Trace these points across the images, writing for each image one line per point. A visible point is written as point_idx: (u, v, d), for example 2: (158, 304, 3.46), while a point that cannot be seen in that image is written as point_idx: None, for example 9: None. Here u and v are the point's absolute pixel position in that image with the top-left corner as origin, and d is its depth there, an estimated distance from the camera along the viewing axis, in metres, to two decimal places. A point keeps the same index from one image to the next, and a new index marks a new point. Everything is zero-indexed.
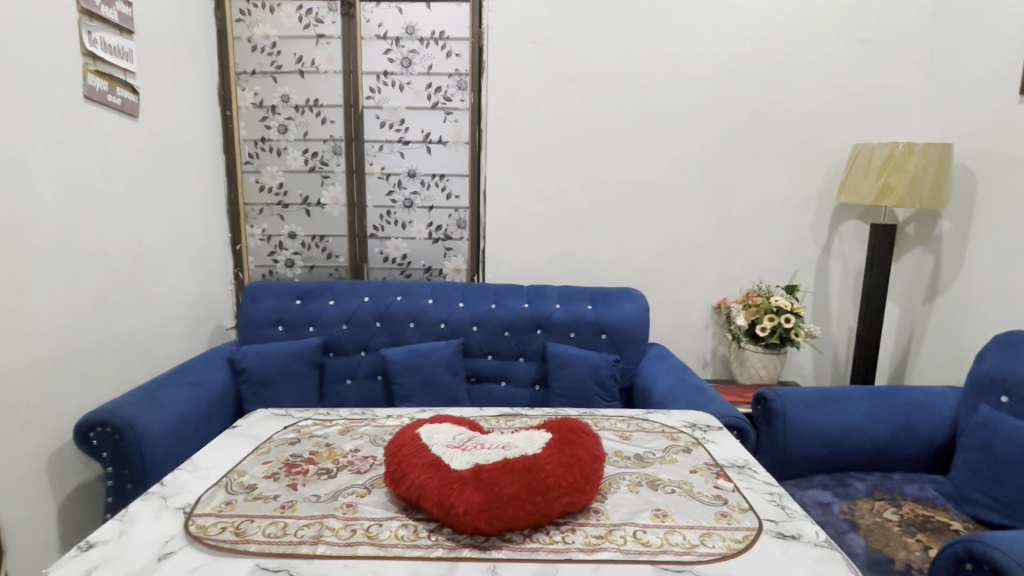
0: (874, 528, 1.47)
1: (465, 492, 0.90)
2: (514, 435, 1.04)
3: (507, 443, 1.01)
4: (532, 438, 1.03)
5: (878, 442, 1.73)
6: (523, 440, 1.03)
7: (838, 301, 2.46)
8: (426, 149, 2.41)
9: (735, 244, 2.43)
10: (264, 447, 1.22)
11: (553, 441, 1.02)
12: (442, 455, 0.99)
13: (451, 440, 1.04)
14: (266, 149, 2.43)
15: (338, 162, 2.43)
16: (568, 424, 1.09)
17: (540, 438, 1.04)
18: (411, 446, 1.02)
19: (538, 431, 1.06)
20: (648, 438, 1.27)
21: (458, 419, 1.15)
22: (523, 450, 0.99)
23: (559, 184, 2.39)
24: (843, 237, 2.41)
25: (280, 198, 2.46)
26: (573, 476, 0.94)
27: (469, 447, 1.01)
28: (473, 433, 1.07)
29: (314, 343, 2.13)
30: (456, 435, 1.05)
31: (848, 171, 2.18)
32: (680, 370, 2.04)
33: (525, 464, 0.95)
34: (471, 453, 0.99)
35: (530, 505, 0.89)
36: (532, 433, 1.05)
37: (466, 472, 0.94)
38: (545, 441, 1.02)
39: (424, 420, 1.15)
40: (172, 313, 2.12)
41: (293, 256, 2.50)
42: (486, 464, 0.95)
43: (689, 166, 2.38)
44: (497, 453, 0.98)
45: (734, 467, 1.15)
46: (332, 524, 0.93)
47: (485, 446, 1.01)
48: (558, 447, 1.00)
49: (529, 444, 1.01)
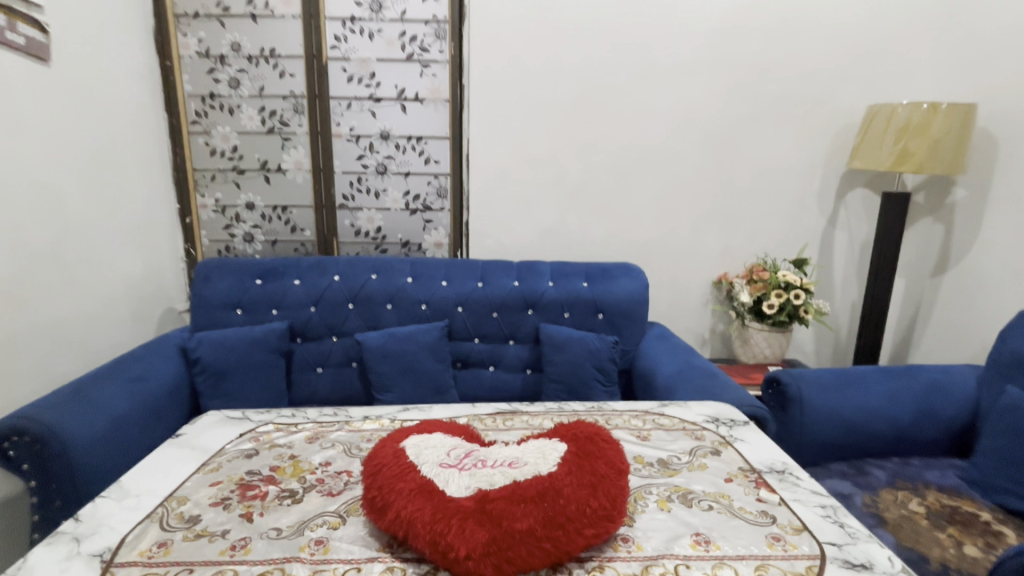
0: (901, 523, 1.36)
1: (467, 532, 0.71)
2: (522, 449, 0.85)
3: (513, 460, 0.82)
4: (543, 452, 0.84)
5: (899, 427, 1.62)
6: (531, 455, 0.83)
7: (843, 275, 2.33)
8: (401, 108, 2.14)
9: (738, 215, 2.26)
10: (212, 464, 1.00)
11: (568, 455, 0.83)
12: (433, 478, 0.79)
13: (444, 456, 0.84)
14: (215, 106, 2.12)
15: (300, 121, 2.14)
16: (584, 431, 0.90)
17: (553, 449, 0.85)
18: (394, 466, 0.82)
19: (549, 441, 0.87)
20: (670, 438, 1.10)
21: (451, 425, 0.95)
22: (533, 468, 0.80)
23: (550, 148, 2.16)
24: (850, 207, 2.25)
25: (234, 163, 2.17)
26: (597, 503, 0.76)
27: (466, 465, 0.81)
28: (470, 446, 0.88)
29: (279, 329, 1.89)
30: (449, 449, 0.86)
31: (862, 133, 2.01)
32: (685, 352, 1.88)
33: (539, 490, 0.76)
34: (470, 474, 0.79)
35: (549, 544, 0.72)
36: (542, 445, 0.86)
37: (466, 503, 0.75)
38: (558, 455, 0.83)
39: (408, 428, 0.95)
40: (110, 297, 1.84)
41: (252, 230, 2.23)
42: (489, 491, 0.76)
43: (692, 129, 2.17)
44: (502, 475, 0.79)
45: (773, 472, 0.99)
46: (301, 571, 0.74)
47: (487, 464, 0.82)
48: (576, 463, 0.82)
49: (540, 460, 0.82)
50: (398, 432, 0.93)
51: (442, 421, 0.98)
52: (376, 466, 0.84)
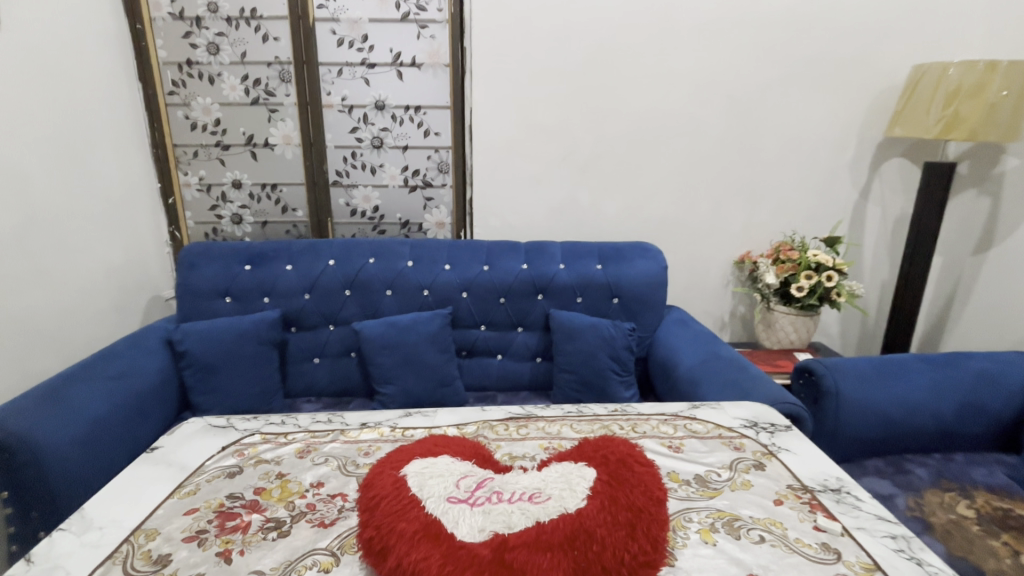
0: (950, 529, 1.26)
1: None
2: (544, 477, 0.77)
3: (533, 493, 0.74)
4: (569, 482, 0.75)
5: (941, 421, 1.51)
6: (556, 487, 0.75)
7: (873, 253, 2.18)
8: (397, 74, 1.95)
9: (763, 189, 2.09)
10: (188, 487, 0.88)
11: (598, 487, 0.74)
12: (441, 516, 0.70)
13: (453, 488, 0.75)
14: (193, 75, 1.93)
15: (287, 91, 1.96)
16: (616, 453, 0.80)
17: (579, 477, 0.76)
18: (394, 500, 0.72)
19: (574, 467, 0.78)
20: (706, 449, 0.98)
21: (460, 443, 0.85)
22: (559, 504, 0.72)
23: (560, 117, 1.98)
24: (885, 178, 2.08)
25: (217, 138, 2.00)
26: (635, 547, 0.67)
27: (479, 500, 0.73)
28: (483, 473, 0.79)
29: (271, 318, 1.76)
30: (458, 478, 0.77)
31: (907, 96, 1.82)
32: (708, 339, 1.75)
33: (569, 536, 0.67)
34: (484, 513, 0.71)
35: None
36: (567, 472, 0.78)
37: (482, 552, 0.65)
38: (587, 488, 0.74)
39: (410, 444, 0.85)
40: (88, 287, 1.71)
41: (240, 210, 2.08)
42: (507, 535, 0.68)
43: (716, 95, 1.98)
44: (522, 513, 0.71)
45: (829, 491, 0.86)
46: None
47: (504, 498, 0.73)
48: (608, 497, 0.72)
49: (566, 493, 0.74)
50: (399, 450, 0.83)
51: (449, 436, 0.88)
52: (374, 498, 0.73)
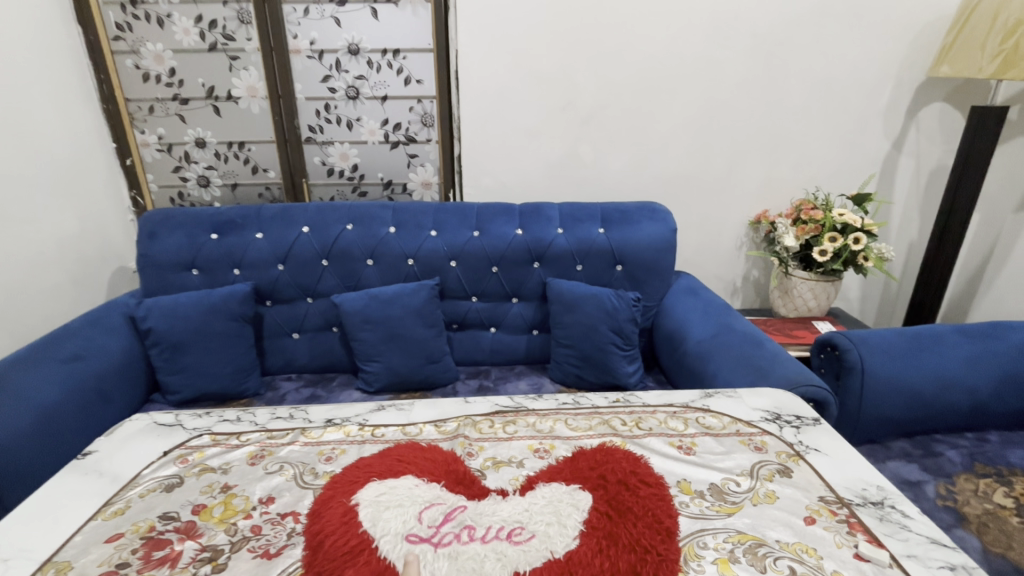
0: (986, 521, 1.14)
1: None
2: (529, 507, 0.72)
3: (513, 529, 0.69)
4: (558, 514, 0.71)
5: (977, 400, 1.37)
6: (542, 522, 0.70)
7: (902, 210, 1.98)
8: (371, 13, 1.72)
9: (785, 140, 1.88)
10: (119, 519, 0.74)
11: (591, 524, 0.70)
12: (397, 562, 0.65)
13: (413, 523, 0.69)
14: (140, 17, 1.70)
15: (248, 34, 1.73)
16: (615, 475, 0.77)
17: (571, 510, 0.72)
18: (346, 545, 0.67)
19: (563, 494, 0.74)
20: (721, 450, 0.87)
21: (427, 459, 0.80)
22: (545, 546, 0.68)
23: (558, 61, 1.75)
24: (922, 127, 1.85)
25: (174, 90, 1.79)
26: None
27: (444, 539, 0.68)
28: (454, 501, 0.73)
29: (242, 292, 1.61)
30: (420, 507, 0.71)
31: (957, 29, 1.58)
32: (719, 310, 1.60)
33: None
34: (450, 557, 0.66)
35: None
36: (557, 498, 0.73)
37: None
38: (580, 522, 0.71)
39: (365, 462, 0.78)
40: (37, 260, 1.55)
41: (206, 171, 1.89)
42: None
43: (736, 30, 1.73)
44: (497, 559, 0.66)
45: (869, 506, 0.76)
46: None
47: (477, 537, 0.68)
48: (606, 534, 0.69)
49: (554, 531, 0.69)
50: (351, 471, 0.76)
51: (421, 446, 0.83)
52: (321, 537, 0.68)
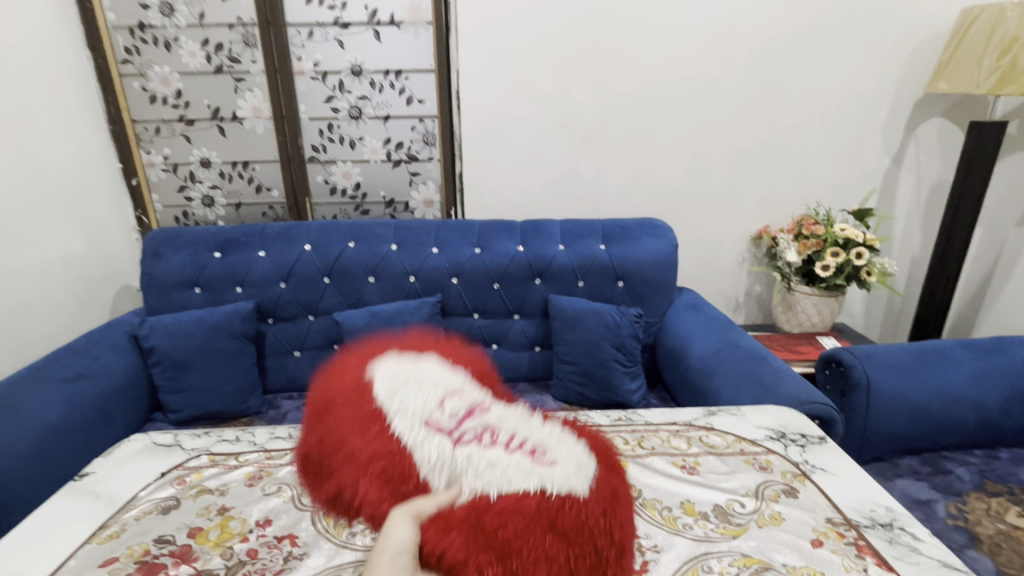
0: (1000, 541, 1.12)
1: (459, 557, 0.63)
2: (550, 437, 0.77)
3: (536, 450, 0.75)
4: (580, 463, 0.73)
5: (986, 416, 1.35)
6: (564, 457, 0.74)
7: (904, 225, 1.98)
8: (374, 35, 1.75)
9: (785, 156, 1.89)
10: (114, 542, 0.73)
11: (606, 489, 0.72)
12: (422, 449, 0.73)
13: (441, 415, 0.78)
14: (148, 40, 1.74)
15: (253, 56, 1.76)
16: (615, 466, 0.78)
17: (590, 465, 0.74)
18: (371, 433, 0.76)
19: (577, 442, 0.78)
20: (726, 470, 0.86)
21: (454, 356, 0.94)
22: (567, 482, 0.70)
23: (558, 81, 1.77)
24: (921, 142, 1.86)
25: (180, 111, 1.82)
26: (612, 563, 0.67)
27: (466, 440, 0.75)
28: (479, 408, 0.81)
29: (244, 310, 1.61)
30: (446, 401, 0.81)
31: (954, 44, 1.59)
32: (722, 326, 1.59)
33: (556, 523, 0.66)
34: (467, 450, 0.73)
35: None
36: (580, 454, 0.75)
37: (458, 511, 0.67)
38: (594, 479, 0.72)
39: (399, 348, 0.95)
40: (43, 279, 1.56)
41: (211, 191, 1.91)
42: (491, 496, 0.68)
43: (734, 49, 1.75)
44: (520, 467, 0.71)
45: (878, 528, 0.74)
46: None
47: (500, 442, 0.75)
48: (611, 504, 0.70)
49: (576, 473, 0.71)
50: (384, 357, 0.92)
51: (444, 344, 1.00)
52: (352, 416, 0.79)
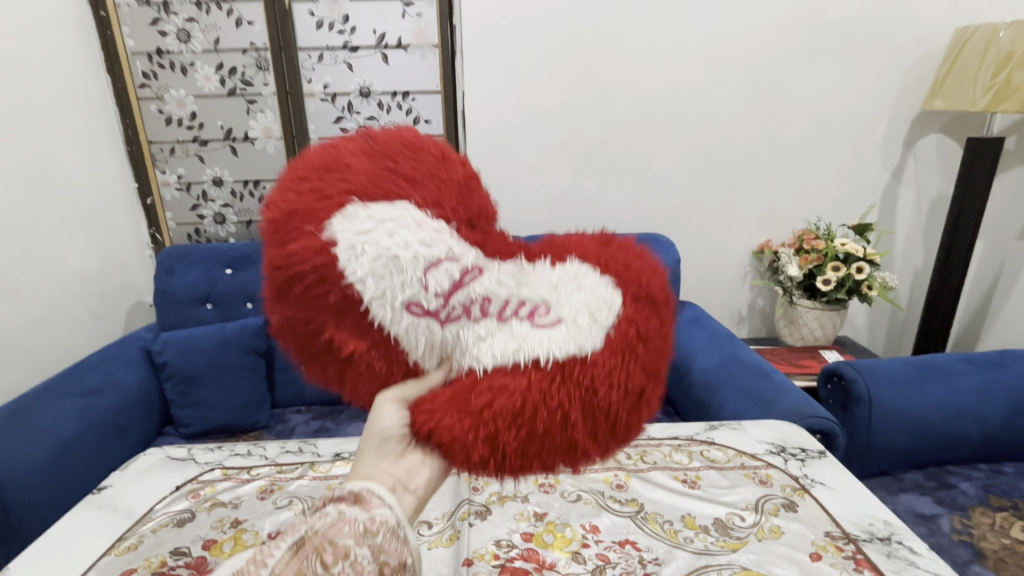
0: (1004, 556, 1.12)
1: (445, 439, 0.53)
2: (559, 284, 0.57)
3: (538, 308, 0.56)
4: (593, 309, 0.55)
5: (989, 430, 1.36)
6: (576, 311, 0.55)
7: (906, 239, 1.99)
8: (381, 58, 1.81)
9: (785, 171, 1.91)
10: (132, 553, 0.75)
11: (623, 333, 0.55)
12: (403, 337, 0.52)
13: (415, 288, 0.51)
14: (165, 65, 1.81)
15: (265, 79, 1.82)
16: (647, 290, 0.58)
17: (604, 309, 0.55)
18: (338, 325, 0.52)
19: (596, 284, 0.58)
20: (726, 484, 0.88)
21: (437, 175, 0.56)
22: (575, 338, 0.54)
23: (562, 101, 1.81)
24: (920, 157, 1.88)
25: (194, 132, 1.88)
26: (625, 419, 0.56)
27: (453, 317, 0.53)
28: (467, 256, 0.53)
29: (255, 326, 1.64)
30: (426, 269, 0.51)
31: (949, 63, 1.63)
32: (724, 340, 1.61)
33: (555, 398, 0.53)
34: (456, 333, 0.53)
35: (540, 463, 0.55)
36: (596, 300, 0.56)
37: (441, 393, 0.54)
38: (611, 325, 0.55)
39: (347, 163, 0.54)
40: (60, 296, 1.61)
41: (223, 209, 1.96)
42: (478, 373, 0.54)
43: (733, 68, 1.80)
44: (516, 341, 0.54)
45: (876, 542, 0.76)
46: (286, 552, 0.48)
47: (499, 312, 0.55)
48: (630, 349, 0.54)
49: (588, 328, 0.54)
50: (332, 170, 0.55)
51: (419, 133, 0.60)
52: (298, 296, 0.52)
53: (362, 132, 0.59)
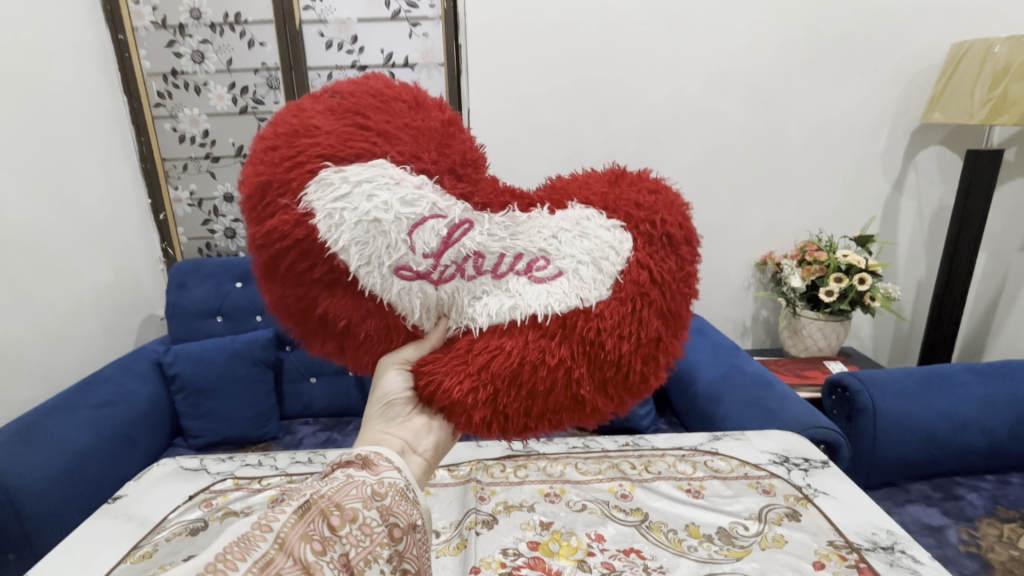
0: (1012, 568, 1.13)
1: (446, 398, 0.54)
2: (556, 233, 0.56)
3: (534, 261, 0.55)
4: (595, 254, 0.54)
5: (995, 440, 1.36)
6: (573, 261, 0.55)
7: (908, 250, 2.01)
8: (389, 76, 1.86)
9: (787, 184, 1.94)
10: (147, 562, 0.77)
11: (631, 279, 0.54)
12: (396, 302, 0.53)
13: (405, 252, 0.51)
14: (179, 85, 1.86)
15: (276, 98, 1.88)
16: (665, 228, 0.55)
17: (603, 257, 0.54)
18: (332, 297, 0.52)
19: (598, 226, 0.55)
20: (730, 494, 0.89)
21: (415, 129, 0.53)
22: (575, 291, 0.54)
23: (565, 117, 1.85)
24: (921, 169, 1.90)
25: (207, 149, 1.92)
26: (638, 368, 0.55)
27: (445, 277, 0.53)
28: (456, 212, 0.52)
29: (264, 338, 1.67)
30: (411, 229, 0.51)
31: (946, 78, 1.65)
32: (728, 351, 1.62)
33: (556, 354, 0.54)
34: (451, 292, 0.54)
35: (548, 419, 0.56)
36: (599, 249, 0.54)
37: (441, 355, 0.55)
38: (617, 273, 0.54)
39: (314, 125, 0.51)
40: (76, 310, 1.65)
41: (233, 224, 2.00)
42: (474, 332, 0.55)
43: (733, 84, 1.83)
44: (511, 299, 0.55)
45: (879, 551, 0.76)
46: (289, 514, 0.40)
47: (494, 268, 0.55)
48: (633, 299, 0.54)
49: (584, 280, 0.54)
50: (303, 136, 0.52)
51: (390, 83, 0.55)
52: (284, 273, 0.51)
53: (326, 87, 0.55)
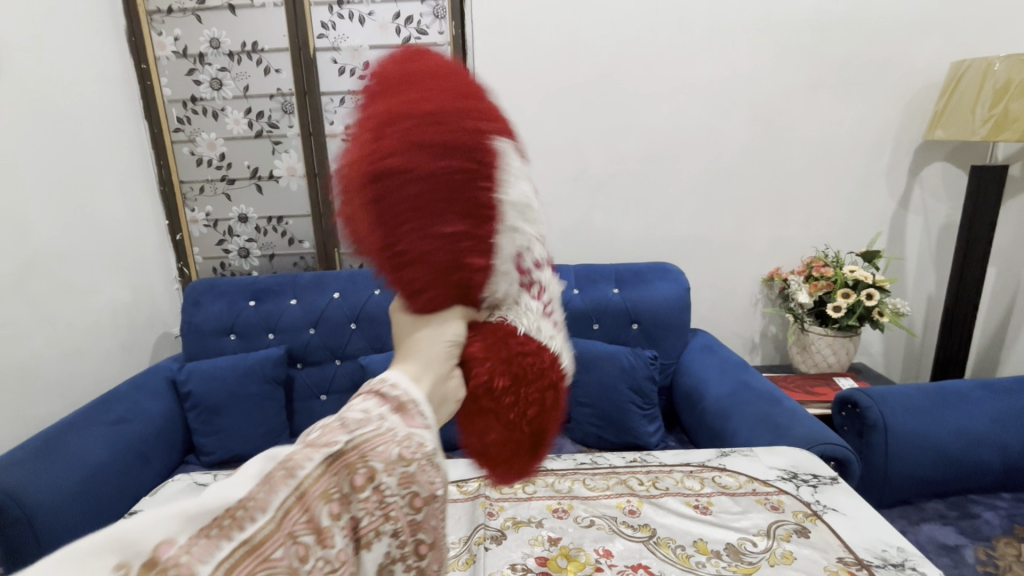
0: None
1: (484, 371, 0.55)
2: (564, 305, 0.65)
3: (554, 314, 0.61)
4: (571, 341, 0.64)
5: (1010, 457, 1.34)
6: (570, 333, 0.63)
7: (916, 266, 2.00)
8: None
9: (791, 200, 1.95)
10: None
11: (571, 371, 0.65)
12: (498, 276, 0.54)
13: (524, 244, 0.55)
14: (198, 111, 1.93)
15: (290, 122, 1.93)
16: None
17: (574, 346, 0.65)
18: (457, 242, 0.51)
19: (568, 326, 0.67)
20: (738, 510, 0.89)
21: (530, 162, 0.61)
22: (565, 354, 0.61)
23: (571, 138, 1.89)
24: (926, 184, 1.91)
25: (223, 172, 1.98)
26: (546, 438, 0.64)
27: (525, 282, 0.57)
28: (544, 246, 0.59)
29: (276, 355, 1.70)
30: (534, 235, 0.56)
31: (947, 96, 1.68)
32: (736, 367, 1.61)
33: (550, 391, 0.59)
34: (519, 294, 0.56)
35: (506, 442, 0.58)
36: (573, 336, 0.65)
37: (490, 333, 0.56)
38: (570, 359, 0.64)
39: (492, 106, 0.56)
40: (95, 328, 1.69)
41: (247, 244, 2.05)
42: (518, 331, 0.57)
43: (736, 103, 1.86)
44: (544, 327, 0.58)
45: (889, 568, 0.76)
46: (318, 466, 0.42)
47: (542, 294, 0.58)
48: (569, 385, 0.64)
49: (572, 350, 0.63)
50: (476, 96, 0.54)
51: None
52: (384, 199, 0.49)
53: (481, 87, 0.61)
